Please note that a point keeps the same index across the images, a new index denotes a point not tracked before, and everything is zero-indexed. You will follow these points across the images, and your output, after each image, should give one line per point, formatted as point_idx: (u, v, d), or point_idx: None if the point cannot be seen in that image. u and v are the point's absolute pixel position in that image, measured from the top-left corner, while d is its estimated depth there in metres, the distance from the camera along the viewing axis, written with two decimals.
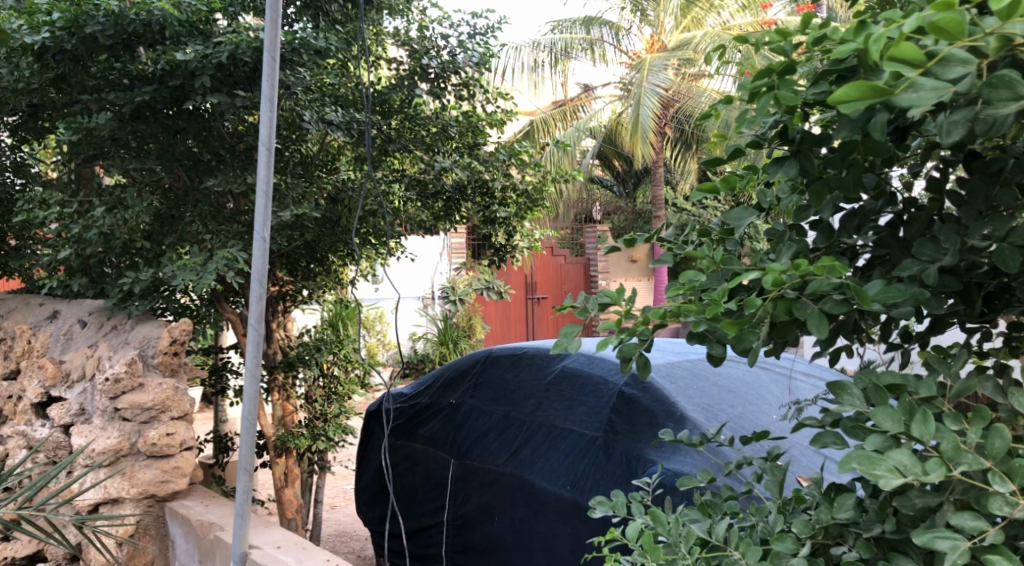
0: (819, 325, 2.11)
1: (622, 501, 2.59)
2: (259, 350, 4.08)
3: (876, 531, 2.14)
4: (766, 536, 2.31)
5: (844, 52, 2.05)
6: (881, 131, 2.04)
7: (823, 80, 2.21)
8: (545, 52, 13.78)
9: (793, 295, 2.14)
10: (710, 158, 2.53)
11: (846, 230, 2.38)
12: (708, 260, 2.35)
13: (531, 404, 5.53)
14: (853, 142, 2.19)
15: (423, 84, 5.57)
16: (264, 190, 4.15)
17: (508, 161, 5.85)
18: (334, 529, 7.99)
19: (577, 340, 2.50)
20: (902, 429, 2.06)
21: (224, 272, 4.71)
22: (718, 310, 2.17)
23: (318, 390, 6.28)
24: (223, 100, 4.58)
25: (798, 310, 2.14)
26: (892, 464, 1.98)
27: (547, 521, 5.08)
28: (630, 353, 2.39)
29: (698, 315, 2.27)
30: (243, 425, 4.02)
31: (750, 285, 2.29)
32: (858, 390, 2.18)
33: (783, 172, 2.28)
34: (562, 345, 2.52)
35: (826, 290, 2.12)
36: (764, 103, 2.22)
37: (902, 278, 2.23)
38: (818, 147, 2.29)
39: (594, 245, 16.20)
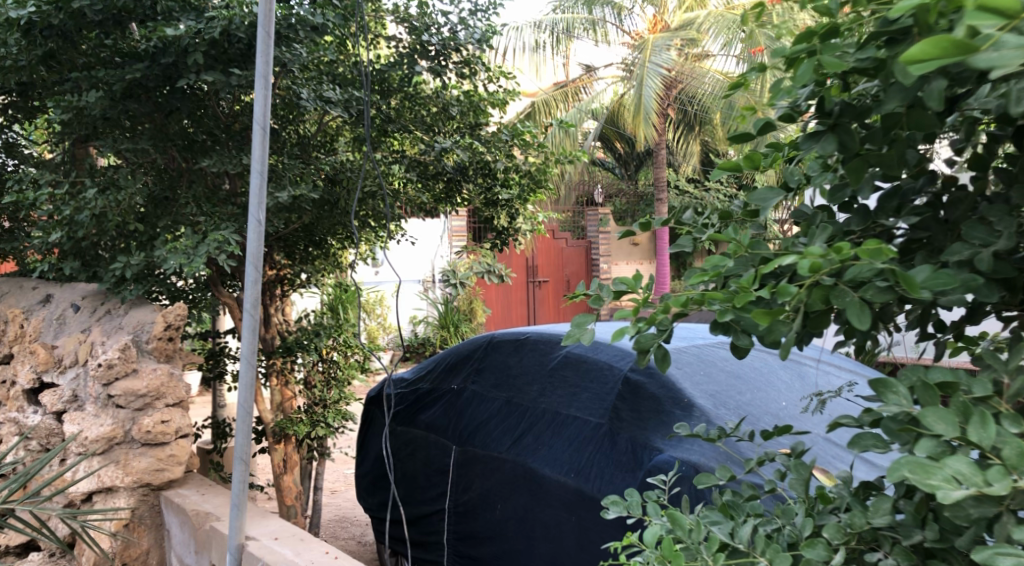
0: (860, 315, 1.96)
1: (637, 502, 2.46)
2: (255, 335, 3.96)
3: (917, 539, 2.02)
4: (795, 539, 2.19)
5: (907, 7, 1.79)
6: (938, 100, 1.92)
7: (869, 45, 2.05)
8: (546, 32, 13.61)
9: (831, 282, 2.00)
10: (734, 134, 2.38)
11: (882, 210, 2.23)
12: (734, 244, 2.22)
13: (533, 390, 5.41)
14: (895, 116, 2.06)
15: (423, 62, 5.44)
16: (259, 170, 4.02)
17: (511, 142, 5.68)
18: (334, 515, 7.88)
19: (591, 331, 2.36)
20: (957, 433, 1.92)
21: (217, 255, 4.57)
22: (750, 299, 2.02)
23: (317, 376, 6.13)
24: (217, 77, 4.44)
25: (837, 298, 2.00)
26: (949, 473, 1.84)
27: (550, 509, 4.96)
28: (647, 344, 2.27)
29: (724, 303, 2.13)
30: (239, 413, 3.91)
31: (779, 271, 2.17)
32: (905, 388, 2.04)
33: (821, 148, 2.13)
34: (573, 336, 2.38)
35: (868, 277, 1.98)
36: (799, 73, 2.09)
37: (949, 264, 2.10)
38: (856, 121, 2.13)
39: (595, 228, 16.11)
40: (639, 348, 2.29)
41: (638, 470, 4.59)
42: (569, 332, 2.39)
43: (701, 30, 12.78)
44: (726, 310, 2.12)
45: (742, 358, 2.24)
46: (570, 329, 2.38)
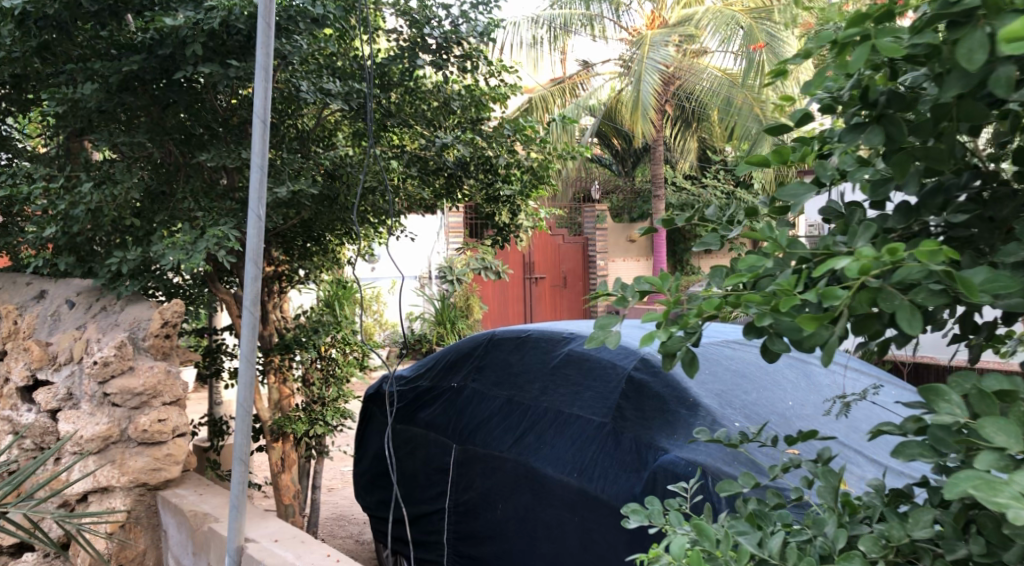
0: (911, 319, 1.88)
1: (659, 512, 2.37)
2: (254, 333, 3.88)
3: (961, 553, 1.96)
4: (825, 550, 2.08)
5: None
6: (1008, 86, 1.89)
7: (925, 29, 1.98)
8: (544, 28, 13.53)
9: (878, 284, 1.89)
10: (771, 126, 2.29)
11: (926, 206, 2.16)
12: (772, 244, 2.13)
13: (535, 389, 5.33)
14: (945, 106, 2.01)
15: (424, 55, 5.30)
16: (258, 164, 3.93)
17: (513, 137, 5.59)
18: (332, 513, 7.81)
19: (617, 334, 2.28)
20: (1019, 446, 1.85)
21: (216, 251, 4.49)
22: (794, 301, 1.92)
23: (315, 373, 6.03)
24: (215, 70, 4.35)
25: (884, 301, 1.90)
26: (1018, 491, 1.77)
27: (552, 509, 4.88)
28: (674, 347, 2.18)
29: (761, 306, 2.04)
30: (238, 412, 3.84)
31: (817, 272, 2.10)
32: (959, 396, 1.97)
33: (867, 140, 2.09)
34: (598, 340, 2.30)
35: (920, 279, 1.89)
36: (853, 55, 1.99)
37: (999, 264, 2.05)
38: (903, 112, 2.09)
39: (592, 224, 16.03)
40: (667, 350, 2.21)
41: (642, 470, 4.51)
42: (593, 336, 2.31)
43: (700, 26, 12.71)
44: (764, 315, 2.03)
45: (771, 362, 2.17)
46: (595, 332, 2.29)
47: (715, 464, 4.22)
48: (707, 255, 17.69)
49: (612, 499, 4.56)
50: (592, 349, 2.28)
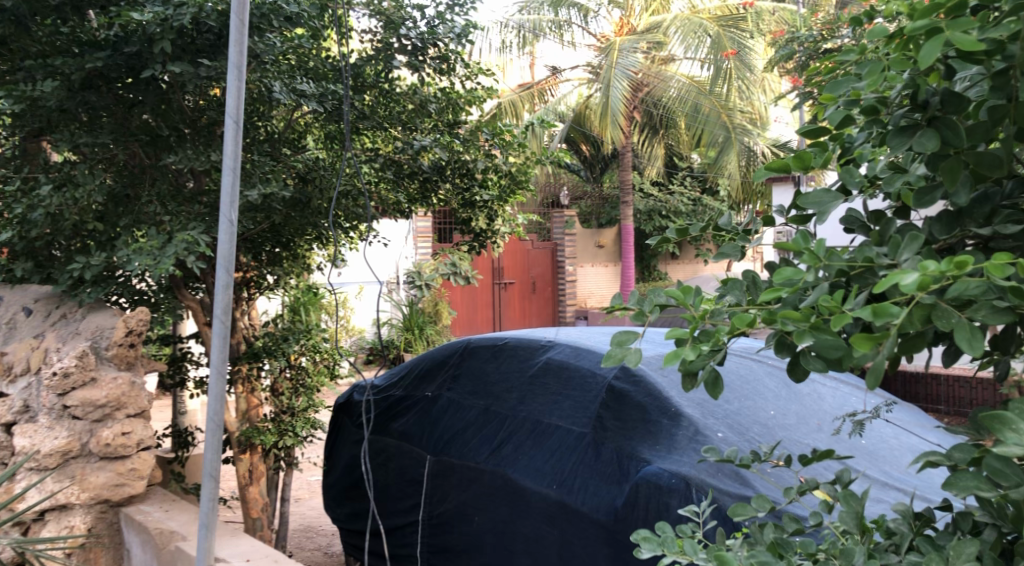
0: (971, 341, 1.67)
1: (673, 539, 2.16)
2: (225, 342, 3.73)
3: None
4: None
5: None
6: None
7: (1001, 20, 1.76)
8: (513, 33, 13.34)
9: (933, 301, 1.69)
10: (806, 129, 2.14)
11: (971, 217, 1.94)
12: (808, 254, 1.87)
13: (512, 398, 5.21)
14: (1003, 107, 1.81)
15: (401, 57, 5.17)
16: (231, 167, 3.78)
17: (490, 142, 5.53)
18: (299, 524, 7.64)
19: (638, 350, 2.03)
20: None
21: (185, 256, 4.32)
22: (845, 320, 1.70)
23: (285, 383, 5.84)
24: (186, 69, 4.19)
25: (939, 318, 1.69)
26: None
27: (531, 522, 4.75)
28: (696, 367, 1.92)
29: (799, 323, 1.80)
30: (208, 425, 3.69)
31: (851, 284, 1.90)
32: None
33: (920, 143, 1.85)
34: (615, 357, 2.04)
35: (978, 295, 1.69)
36: (923, 51, 1.71)
37: None
38: (955, 114, 1.86)
39: (561, 230, 15.97)
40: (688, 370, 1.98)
41: (624, 482, 4.40)
42: (610, 353, 2.05)
43: (667, 32, 12.74)
44: (805, 332, 1.79)
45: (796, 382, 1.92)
46: (613, 349, 2.03)
47: (700, 476, 4.12)
48: (674, 260, 17.70)
49: (592, 512, 4.45)
50: (610, 368, 2.02)
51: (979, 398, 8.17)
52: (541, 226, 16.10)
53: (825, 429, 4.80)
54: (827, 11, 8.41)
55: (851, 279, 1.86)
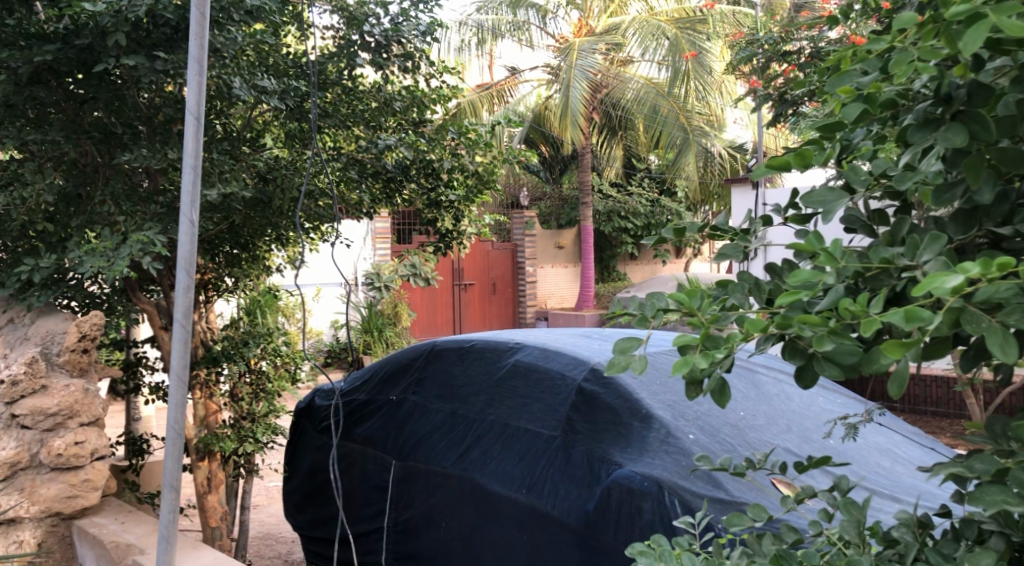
0: (1005, 346, 1.58)
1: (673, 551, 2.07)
2: (186, 346, 3.58)
3: None
4: None
5: None
6: None
7: None
8: (471, 31, 13.21)
9: (962, 304, 1.59)
10: (822, 123, 2.01)
11: (988, 215, 1.80)
12: (824, 255, 1.80)
13: (479, 402, 5.10)
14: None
15: (364, 54, 5.03)
16: (191, 165, 3.64)
17: (457, 141, 5.41)
18: (258, 531, 7.46)
19: (643, 359, 1.91)
20: None
21: (140, 258, 4.16)
22: (874, 324, 1.62)
23: (244, 388, 5.68)
24: (141, 62, 4.04)
25: (969, 322, 1.59)
26: None
27: (500, 528, 4.65)
28: (698, 374, 1.82)
29: (817, 329, 1.71)
30: (168, 433, 3.54)
31: (863, 285, 1.80)
32: None
33: (946, 137, 1.72)
34: (618, 365, 1.93)
35: (1006, 298, 1.58)
36: (966, 37, 1.60)
37: None
38: (984, 108, 1.74)
39: (521, 231, 15.90)
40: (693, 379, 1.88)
41: (595, 486, 4.31)
42: (613, 359, 1.94)
43: (627, 34, 12.76)
44: (824, 337, 1.70)
45: (803, 389, 1.84)
46: (616, 356, 1.93)
47: (672, 479, 4.04)
48: (633, 261, 17.69)
49: (563, 516, 4.35)
50: (613, 376, 1.91)
51: (934, 395, 8.23)
52: (501, 227, 16.00)
53: (794, 429, 4.70)
54: (784, 11, 8.41)
55: (867, 281, 1.79)
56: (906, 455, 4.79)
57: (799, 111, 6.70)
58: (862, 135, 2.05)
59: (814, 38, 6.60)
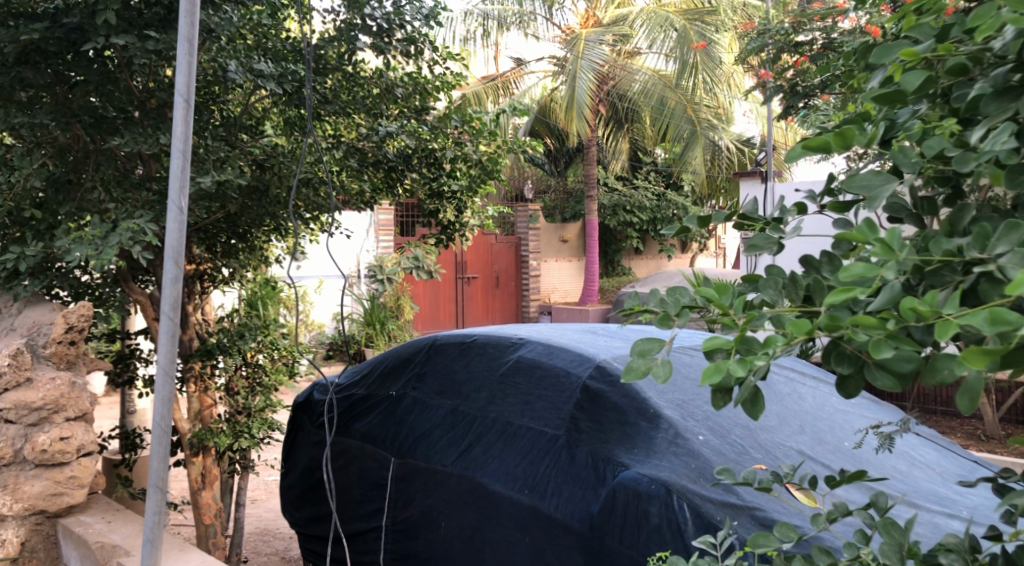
0: None
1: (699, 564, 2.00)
2: (172, 340, 3.43)
3: None
4: None
5: None
6: None
7: None
8: (476, 22, 13.01)
9: None
10: (881, 93, 1.90)
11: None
12: (879, 245, 1.71)
13: (481, 398, 4.94)
14: None
15: (365, 37, 4.87)
16: (180, 150, 3.48)
17: (460, 129, 5.25)
18: (255, 526, 7.33)
19: (665, 362, 1.78)
20: None
21: (130, 247, 4.01)
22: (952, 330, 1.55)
23: (240, 382, 5.53)
24: (131, 41, 3.90)
25: None
26: None
27: (502, 529, 4.49)
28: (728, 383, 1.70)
29: (873, 332, 1.65)
30: (154, 429, 3.41)
31: (920, 282, 1.75)
32: None
33: None
34: (638, 369, 1.80)
35: None
36: None
37: None
38: None
39: (525, 224, 15.75)
40: (722, 386, 1.76)
41: (600, 488, 4.16)
42: (632, 363, 1.81)
43: (634, 25, 12.61)
44: (881, 343, 1.64)
45: (847, 397, 1.77)
46: (636, 360, 1.80)
47: (681, 482, 3.90)
48: (638, 255, 17.50)
49: (567, 518, 4.20)
50: (633, 382, 1.78)
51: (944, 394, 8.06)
52: (505, 220, 15.85)
53: (808, 430, 4.54)
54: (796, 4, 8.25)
55: (927, 276, 1.73)
56: (923, 458, 4.65)
57: (810, 104, 6.51)
58: (908, 113, 2.02)
59: (826, 29, 6.41)
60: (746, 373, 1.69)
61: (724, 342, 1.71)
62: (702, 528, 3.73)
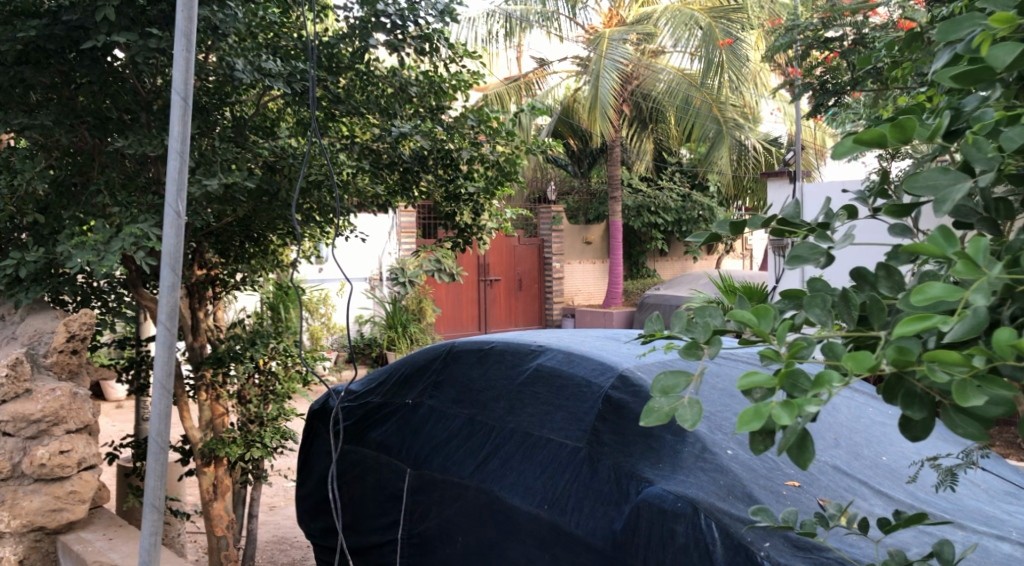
0: None
1: None
2: (169, 350, 3.34)
3: None
4: None
5: None
6: None
7: None
8: (499, 23, 12.90)
9: None
10: (963, 73, 1.74)
11: None
12: (962, 261, 1.62)
13: (500, 408, 4.76)
14: None
15: (379, 35, 4.70)
16: (178, 150, 3.36)
17: (477, 129, 5.05)
18: (273, 535, 7.18)
19: (690, 402, 1.83)
20: None
21: (133, 252, 3.85)
22: None
23: (253, 390, 5.37)
24: (132, 39, 3.77)
25: None
26: None
27: (521, 545, 4.32)
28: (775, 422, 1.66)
29: (956, 372, 1.61)
30: (151, 445, 3.32)
31: (1004, 299, 1.69)
32: None
33: None
34: (662, 410, 1.85)
35: None
36: None
37: None
38: None
39: (548, 226, 15.58)
40: (765, 429, 1.72)
41: (624, 504, 3.99)
42: (654, 407, 1.85)
43: (658, 24, 12.41)
44: (967, 386, 1.61)
45: (912, 439, 1.78)
46: (660, 404, 1.84)
47: (709, 499, 3.72)
48: (662, 257, 17.25)
49: (588, 536, 4.04)
50: (657, 424, 1.83)
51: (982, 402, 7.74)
52: (527, 222, 15.66)
53: (842, 444, 4.35)
54: None
55: (1017, 297, 1.67)
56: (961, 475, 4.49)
57: (841, 102, 6.27)
58: (978, 102, 1.84)
59: (858, 22, 6.12)
60: (793, 418, 1.64)
61: (763, 381, 1.68)
62: (733, 549, 3.57)
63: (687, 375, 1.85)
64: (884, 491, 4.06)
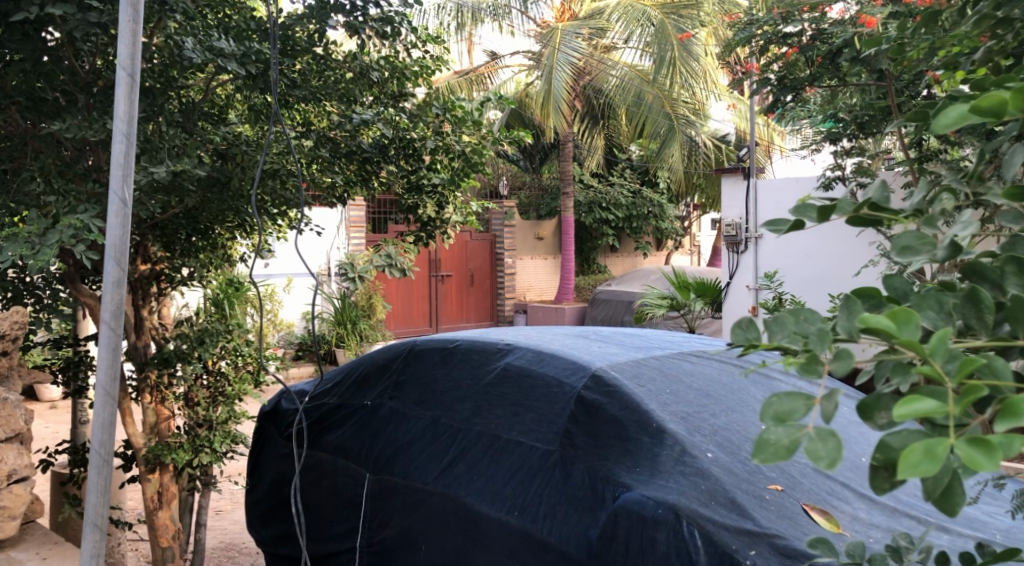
0: None
1: None
2: (112, 351, 3.06)
3: None
4: None
5: None
6: None
7: None
8: (450, 15, 12.64)
9: None
10: None
11: None
12: None
13: (465, 409, 4.52)
14: None
15: (337, 16, 4.44)
16: (124, 133, 3.09)
17: (442, 118, 4.83)
18: (221, 542, 6.85)
19: (816, 433, 1.72)
20: None
21: (71, 245, 3.55)
22: None
23: (201, 391, 5.06)
24: (70, 11, 3.49)
25: None
26: None
27: (488, 554, 4.07)
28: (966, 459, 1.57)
29: None
30: (93, 456, 3.04)
31: None
32: None
33: None
34: (780, 442, 1.72)
35: None
36: None
37: None
38: None
39: (500, 222, 15.36)
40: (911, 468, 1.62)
41: (598, 509, 3.76)
42: (771, 438, 1.71)
43: (610, 18, 12.25)
44: None
45: None
46: (779, 436, 1.71)
47: (690, 505, 3.52)
48: (613, 252, 17.07)
49: (561, 544, 3.80)
50: (779, 460, 1.70)
51: None
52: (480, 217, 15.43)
53: None
54: None
55: None
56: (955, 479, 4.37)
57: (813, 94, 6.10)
58: None
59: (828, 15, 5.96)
60: (995, 462, 1.55)
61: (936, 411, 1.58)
62: (716, 557, 3.36)
63: (805, 401, 1.74)
64: (867, 493, 3.89)
